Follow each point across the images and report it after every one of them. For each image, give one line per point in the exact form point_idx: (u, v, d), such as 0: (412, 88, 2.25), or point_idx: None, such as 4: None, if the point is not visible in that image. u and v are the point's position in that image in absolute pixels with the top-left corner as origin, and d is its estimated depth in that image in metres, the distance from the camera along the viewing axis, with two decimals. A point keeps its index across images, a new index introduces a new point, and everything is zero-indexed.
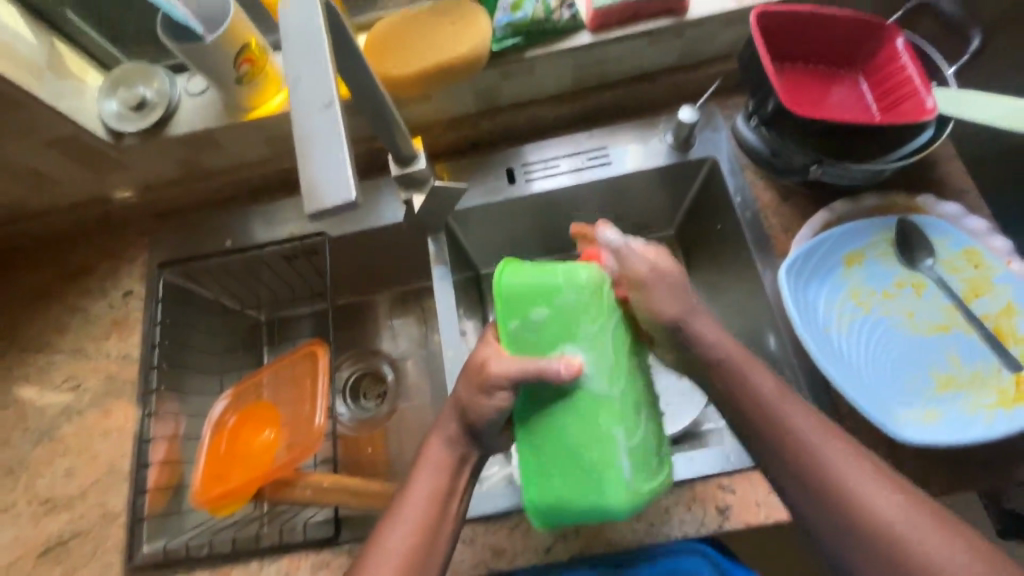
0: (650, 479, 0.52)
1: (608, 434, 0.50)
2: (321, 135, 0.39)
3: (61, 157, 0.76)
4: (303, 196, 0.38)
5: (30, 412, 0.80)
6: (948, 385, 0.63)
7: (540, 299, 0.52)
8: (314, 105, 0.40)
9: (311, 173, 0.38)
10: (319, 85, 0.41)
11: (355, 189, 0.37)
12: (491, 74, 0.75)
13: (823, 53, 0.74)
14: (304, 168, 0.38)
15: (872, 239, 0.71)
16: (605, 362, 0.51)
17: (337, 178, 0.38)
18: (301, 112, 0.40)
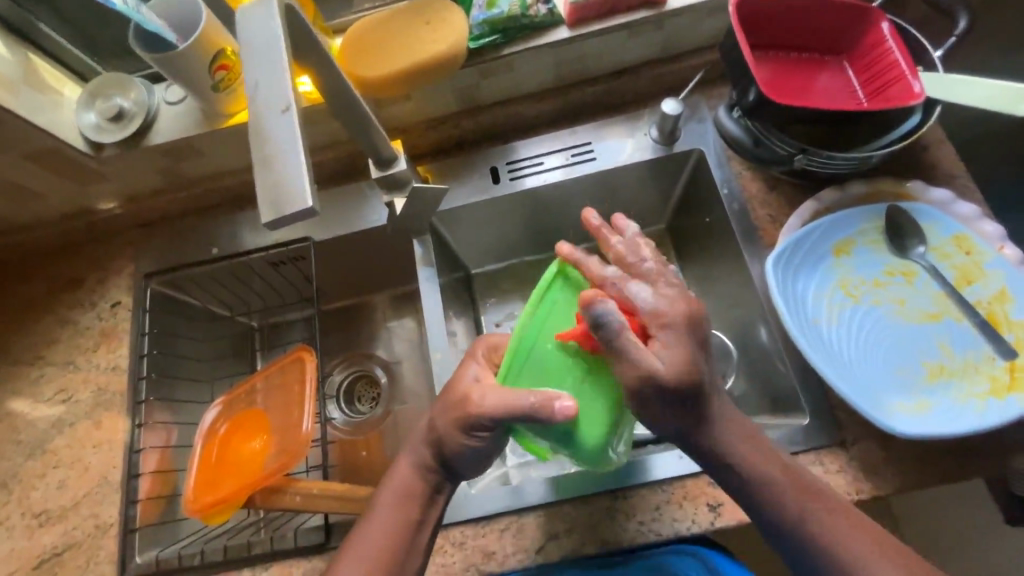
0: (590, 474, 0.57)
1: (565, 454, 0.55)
2: (278, 144, 0.39)
3: (43, 170, 0.76)
4: (261, 206, 0.38)
5: (22, 425, 0.80)
6: (940, 374, 0.61)
7: (562, 342, 0.52)
8: (272, 113, 0.40)
9: (268, 183, 0.38)
10: (276, 93, 0.40)
11: (311, 197, 0.37)
12: (470, 72, 0.75)
13: (808, 39, 0.73)
14: (262, 178, 0.38)
15: (860, 227, 0.70)
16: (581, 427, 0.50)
17: (293, 188, 0.37)
18: (260, 122, 0.40)
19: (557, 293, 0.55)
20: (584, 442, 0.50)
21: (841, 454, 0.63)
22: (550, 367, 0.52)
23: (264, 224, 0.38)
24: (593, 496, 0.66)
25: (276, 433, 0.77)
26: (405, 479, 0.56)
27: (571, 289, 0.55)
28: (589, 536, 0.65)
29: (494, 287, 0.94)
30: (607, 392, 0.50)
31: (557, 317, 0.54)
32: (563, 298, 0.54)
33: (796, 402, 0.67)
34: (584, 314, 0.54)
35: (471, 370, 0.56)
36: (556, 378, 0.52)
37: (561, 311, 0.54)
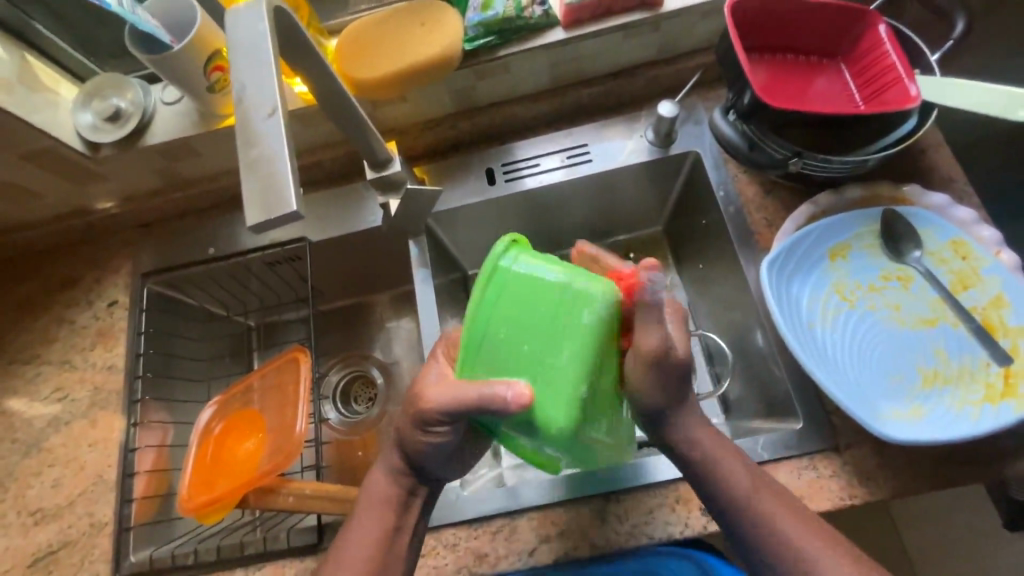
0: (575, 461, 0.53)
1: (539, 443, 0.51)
2: (265, 146, 0.39)
3: (40, 169, 0.76)
4: (248, 209, 0.38)
5: (19, 423, 0.80)
6: (934, 380, 0.61)
7: (517, 328, 0.46)
8: (258, 115, 0.40)
9: (254, 186, 0.38)
10: (264, 96, 0.40)
11: (297, 200, 0.37)
12: (466, 74, 0.74)
13: (804, 42, 0.72)
14: (248, 181, 0.38)
15: (856, 231, 0.69)
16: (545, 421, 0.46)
17: (280, 191, 0.37)
18: (246, 124, 0.40)
19: (507, 268, 0.47)
20: (549, 433, 0.45)
21: (834, 459, 0.63)
22: (505, 356, 0.47)
23: (250, 227, 0.38)
24: (585, 500, 0.66)
25: (270, 432, 0.77)
26: (397, 479, 0.56)
27: (524, 263, 0.47)
28: (581, 540, 0.65)
29: None
30: (569, 378, 0.45)
31: (510, 299, 0.47)
32: (514, 273, 0.47)
33: (789, 406, 0.67)
34: (539, 291, 0.46)
35: (432, 370, 0.54)
36: (513, 368, 0.46)
37: (515, 290, 0.47)
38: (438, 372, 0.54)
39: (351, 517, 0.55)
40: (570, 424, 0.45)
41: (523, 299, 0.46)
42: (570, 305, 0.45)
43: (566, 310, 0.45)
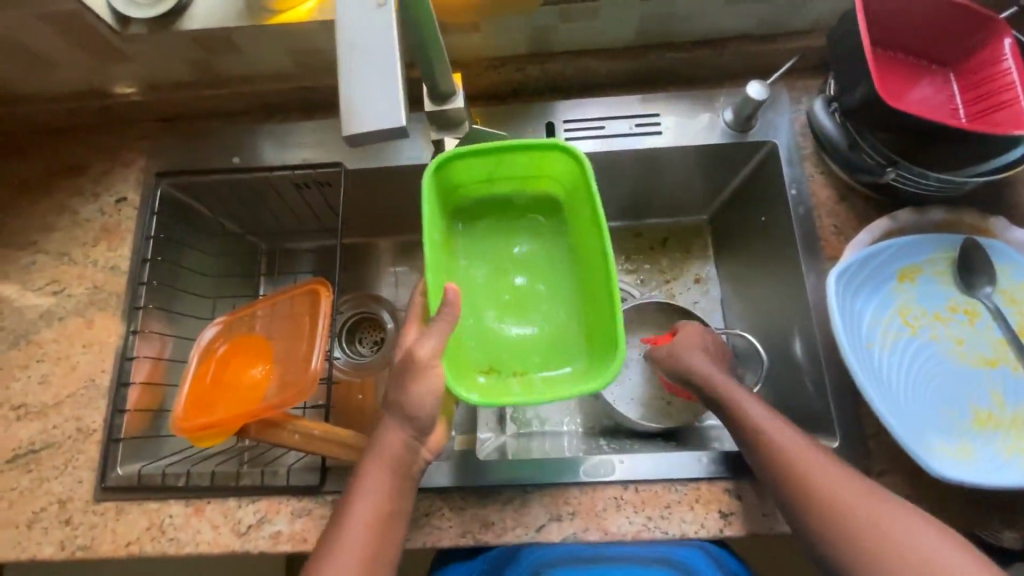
0: (493, 300, 0.67)
1: (488, 302, 0.67)
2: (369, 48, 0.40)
3: (61, 36, 0.68)
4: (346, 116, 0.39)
5: (8, 311, 0.75)
6: (987, 422, 0.59)
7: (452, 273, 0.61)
8: (368, 10, 0.40)
9: (359, 92, 0.39)
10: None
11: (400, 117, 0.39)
12: (550, 12, 0.67)
13: (918, 42, 0.67)
14: (350, 82, 0.40)
15: (931, 255, 0.66)
16: (494, 303, 0.67)
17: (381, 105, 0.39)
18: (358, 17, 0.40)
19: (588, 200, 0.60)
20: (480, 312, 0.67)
21: None
22: (539, 340, 0.66)
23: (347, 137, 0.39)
24: (601, 485, 0.64)
25: (281, 365, 0.73)
26: (394, 451, 0.55)
27: (549, 218, 0.69)
28: (592, 523, 0.63)
29: None
30: (485, 293, 0.68)
31: (491, 176, 0.64)
32: (593, 236, 0.60)
33: (826, 422, 0.64)
34: (584, 269, 0.65)
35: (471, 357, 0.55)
36: (549, 358, 0.65)
37: (537, 245, 0.69)
38: None
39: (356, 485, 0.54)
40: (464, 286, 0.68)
41: (556, 257, 0.68)
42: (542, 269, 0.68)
43: (461, 214, 0.68)
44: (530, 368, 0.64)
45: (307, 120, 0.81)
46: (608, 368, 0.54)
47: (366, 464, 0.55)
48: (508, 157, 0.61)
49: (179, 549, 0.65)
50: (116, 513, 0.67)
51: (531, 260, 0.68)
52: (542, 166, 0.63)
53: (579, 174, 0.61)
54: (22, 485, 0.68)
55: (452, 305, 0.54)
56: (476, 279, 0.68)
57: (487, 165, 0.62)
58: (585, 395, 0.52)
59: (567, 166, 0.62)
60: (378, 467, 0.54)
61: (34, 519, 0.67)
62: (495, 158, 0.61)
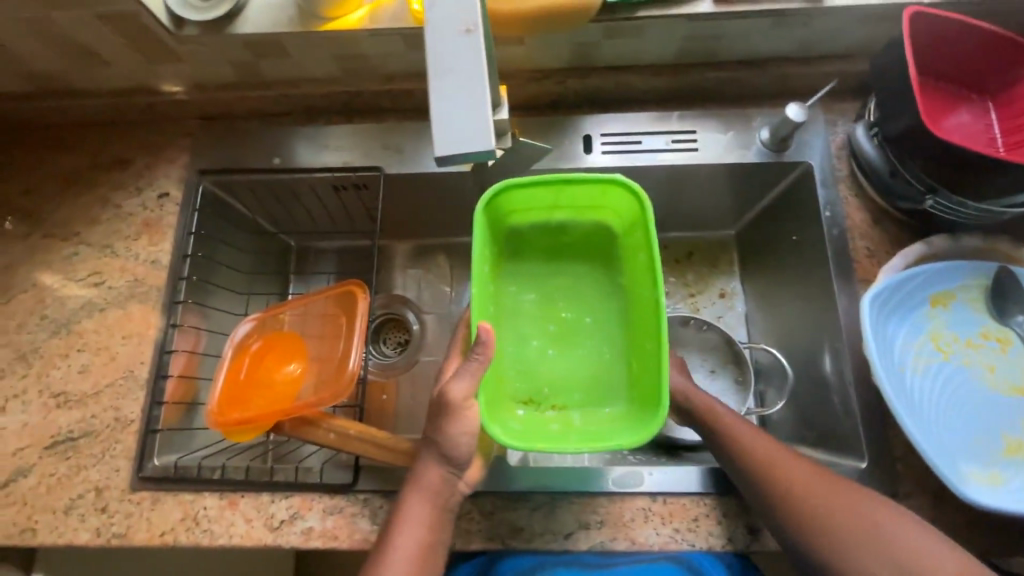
0: (539, 331, 0.70)
1: (533, 331, 0.70)
2: (459, 72, 0.44)
3: (117, 35, 0.70)
4: (435, 137, 0.43)
5: (50, 300, 0.77)
6: (1017, 450, 0.60)
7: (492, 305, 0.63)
8: (457, 39, 0.44)
9: (453, 116, 0.43)
10: (456, 19, 0.45)
11: (492, 138, 0.43)
12: (595, 28, 0.69)
13: (958, 71, 0.67)
14: (443, 106, 0.43)
15: (964, 282, 0.66)
16: (538, 333, 0.70)
17: (474, 128, 0.43)
18: (446, 45, 0.45)
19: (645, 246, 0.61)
20: (524, 339, 0.70)
21: None
22: (582, 377, 0.68)
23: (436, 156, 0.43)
24: (630, 496, 0.65)
25: (316, 364, 0.75)
26: (432, 483, 0.57)
27: (600, 253, 0.70)
28: (620, 532, 0.64)
29: None
30: (531, 323, 0.71)
31: (549, 207, 0.66)
32: (646, 282, 0.62)
33: (853, 442, 0.65)
34: (632, 310, 0.66)
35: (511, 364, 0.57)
36: (591, 396, 0.67)
37: (585, 278, 0.71)
38: None
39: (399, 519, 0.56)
40: (509, 313, 0.71)
41: (603, 293, 0.70)
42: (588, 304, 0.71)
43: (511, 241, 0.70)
44: (568, 404, 0.67)
45: (347, 124, 0.82)
46: (648, 420, 0.56)
47: (408, 495, 0.57)
48: (569, 189, 0.64)
49: (213, 540, 0.66)
50: (152, 503, 0.68)
51: (579, 294, 0.71)
52: (601, 201, 0.65)
53: (637, 213, 0.62)
54: (60, 472, 0.70)
55: (486, 346, 0.54)
56: (523, 306, 0.71)
57: (548, 195, 0.64)
58: (625, 448, 0.54)
59: (626, 204, 0.64)
60: (418, 499, 0.56)
61: (71, 506, 0.68)
62: (556, 190, 0.63)
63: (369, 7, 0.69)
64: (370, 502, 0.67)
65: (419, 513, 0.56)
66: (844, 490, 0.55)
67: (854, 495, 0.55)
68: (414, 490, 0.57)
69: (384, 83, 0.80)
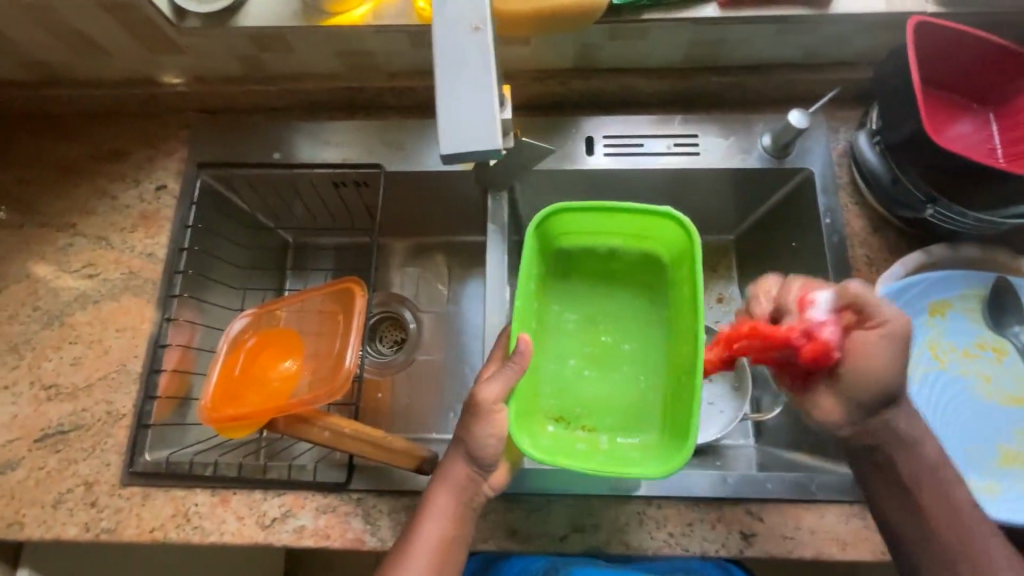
0: (579, 353, 0.70)
1: (572, 352, 0.70)
2: (467, 68, 0.44)
3: (118, 25, 0.70)
4: (442, 136, 0.43)
5: (44, 291, 0.76)
6: (1011, 461, 0.60)
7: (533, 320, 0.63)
8: (467, 35, 0.44)
9: (459, 110, 0.43)
10: (467, 14, 0.45)
11: (499, 136, 0.43)
12: (600, 30, 0.68)
13: (961, 81, 0.68)
14: (449, 100, 0.43)
15: (962, 291, 0.66)
16: (576, 355, 0.70)
17: (481, 124, 0.43)
18: (457, 43, 0.45)
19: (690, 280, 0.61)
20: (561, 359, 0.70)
21: None
22: (614, 403, 0.67)
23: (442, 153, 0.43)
24: (625, 499, 0.64)
25: (312, 361, 0.74)
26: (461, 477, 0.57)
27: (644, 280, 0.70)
28: (615, 537, 0.63)
29: None
30: (571, 343, 0.70)
31: (599, 231, 0.66)
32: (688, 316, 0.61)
33: None
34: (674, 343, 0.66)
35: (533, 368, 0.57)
36: (624, 422, 0.66)
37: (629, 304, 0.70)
38: None
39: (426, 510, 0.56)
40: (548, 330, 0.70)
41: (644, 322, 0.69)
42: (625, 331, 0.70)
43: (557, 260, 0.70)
44: (599, 429, 0.66)
45: (348, 120, 0.82)
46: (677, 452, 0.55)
47: (436, 487, 0.57)
48: (619, 215, 0.64)
49: (204, 537, 0.65)
50: (143, 498, 0.67)
51: (622, 318, 0.70)
52: (650, 230, 0.65)
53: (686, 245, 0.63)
54: (50, 465, 0.69)
55: (523, 355, 0.55)
56: (562, 325, 0.70)
57: (598, 218, 0.65)
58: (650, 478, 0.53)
59: (673, 234, 0.64)
60: (445, 490, 0.57)
61: (60, 500, 0.67)
62: (608, 215, 0.64)
63: (373, 3, 0.69)
64: (364, 501, 0.66)
65: (446, 505, 0.56)
66: (910, 482, 0.53)
67: (901, 489, 0.53)
68: (444, 481, 0.57)
69: (386, 80, 0.79)
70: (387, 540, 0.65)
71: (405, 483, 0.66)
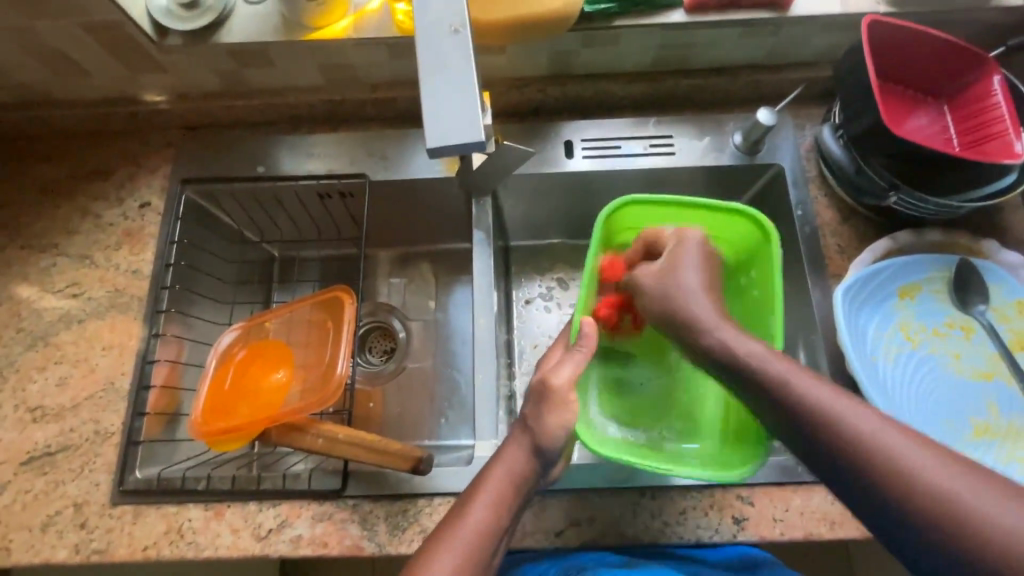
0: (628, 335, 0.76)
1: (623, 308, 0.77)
2: (448, 67, 0.46)
3: (98, 44, 0.70)
4: (427, 131, 0.45)
5: (27, 313, 0.75)
6: (984, 432, 0.63)
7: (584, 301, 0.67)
8: (445, 37, 0.46)
9: (440, 110, 0.45)
10: (446, 14, 0.47)
11: (482, 132, 0.45)
12: (574, 37, 0.71)
13: (915, 77, 0.72)
14: (430, 99, 0.45)
15: (929, 274, 0.70)
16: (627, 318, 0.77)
17: (465, 121, 0.45)
18: (437, 43, 0.47)
19: (766, 279, 0.66)
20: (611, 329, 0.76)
21: None
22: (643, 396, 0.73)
23: (430, 147, 0.45)
24: (620, 491, 0.65)
25: (302, 371, 0.75)
26: (518, 457, 0.56)
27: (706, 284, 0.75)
28: (610, 528, 0.64)
29: (533, 263, 0.91)
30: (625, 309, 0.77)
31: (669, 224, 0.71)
32: (763, 316, 0.66)
33: None
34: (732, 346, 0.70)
35: (573, 360, 0.59)
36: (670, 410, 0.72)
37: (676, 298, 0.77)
38: (566, 375, 0.58)
39: (478, 490, 0.54)
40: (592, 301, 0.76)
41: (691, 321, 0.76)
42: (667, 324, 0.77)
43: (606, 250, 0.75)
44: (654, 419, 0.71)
45: (330, 133, 0.83)
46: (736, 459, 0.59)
47: (492, 464, 0.56)
48: (702, 213, 0.68)
49: (198, 553, 0.65)
50: (135, 517, 0.66)
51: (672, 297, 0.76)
52: (722, 227, 0.69)
53: (756, 241, 0.67)
54: (37, 488, 0.68)
55: (588, 338, 0.59)
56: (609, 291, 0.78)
57: (660, 212, 0.69)
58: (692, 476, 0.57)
59: (745, 231, 0.68)
60: (502, 462, 0.55)
61: (48, 523, 0.66)
62: (689, 209, 0.68)
63: (354, 17, 0.71)
64: (360, 507, 0.66)
65: (500, 478, 0.55)
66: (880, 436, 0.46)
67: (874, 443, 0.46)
68: (504, 463, 0.55)
69: (368, 91, 0.81)
70: (385, 545, 0.65)
71: (401, 485, 0.67)
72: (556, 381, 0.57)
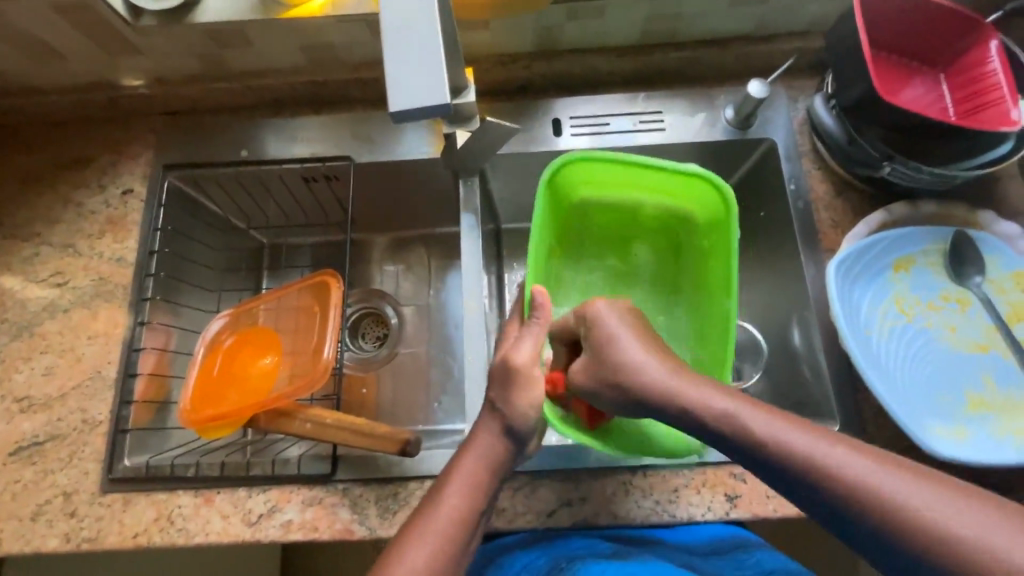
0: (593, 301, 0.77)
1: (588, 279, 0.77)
2: (418, 33, 0.44)
3: (71, 26, 0.69)
4: (390, 92, 0.43)
5: (11, 303, 0.74)
6: (979, 405, 0.62)
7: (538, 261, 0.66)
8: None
9: (408, 76, 0.43)
10: None
11: (448, 93, 0.43)
12: (558, 9, 0.69)
13: (910, 45, 0.70)
14: (393, 64, 0.44)
15: (924, 246, 0.68)
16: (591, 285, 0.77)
17: (432, 86, 0.43)
18: (406, 9, 0.45)
19: (724, 259, 0.66)
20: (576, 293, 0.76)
21: None
22: None
23: (394, 112, 0.43)
24: (612, 471, 0.65)
25: (292, 356, 0.74)
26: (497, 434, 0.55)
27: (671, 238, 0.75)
28: (603, 508, 0.64)
29: (524, 246, 0.90)
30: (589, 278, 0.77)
31: (620, 183, 0.70)
32: (719, 297, 0.67)
33: (825, 407, 0.66)
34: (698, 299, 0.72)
35: (530, 336, 0.58)
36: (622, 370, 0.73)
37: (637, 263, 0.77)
38: (526, 350, 0.57)
39: (459, 467, 0.54)
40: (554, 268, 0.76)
41: (653, 295, 0.77)
42: (623, 288, 0.77)
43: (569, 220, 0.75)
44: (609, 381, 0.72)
45: (313, 115, 0.82)
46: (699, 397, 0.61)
47: (476, 437, 0.55)
48: (652, 172, 0.68)
49: (188, 539, 0.64)
50: (124, 505, 0.66)
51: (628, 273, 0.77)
52: (681, 189, 0.69)
53: (719, 206, 0.67)
54: (26, 478, 0.67)
55: (543, 308, 0.59)
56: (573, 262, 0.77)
57: (618, 172, 0.68)
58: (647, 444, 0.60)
59: (709, 197, 0.68)
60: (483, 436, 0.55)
61: (38, 512, 0.66)
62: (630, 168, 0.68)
63: None
64: (350, 491, 0.66)
65: (488, 452, 0.54)
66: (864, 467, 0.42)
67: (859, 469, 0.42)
68: (487, 441, 0.54)
69: (350, 71, 0.79)
70: (376, 528, 0.64)
71: (391, 469, 0.66)
72: (517, 358, 0.56)
